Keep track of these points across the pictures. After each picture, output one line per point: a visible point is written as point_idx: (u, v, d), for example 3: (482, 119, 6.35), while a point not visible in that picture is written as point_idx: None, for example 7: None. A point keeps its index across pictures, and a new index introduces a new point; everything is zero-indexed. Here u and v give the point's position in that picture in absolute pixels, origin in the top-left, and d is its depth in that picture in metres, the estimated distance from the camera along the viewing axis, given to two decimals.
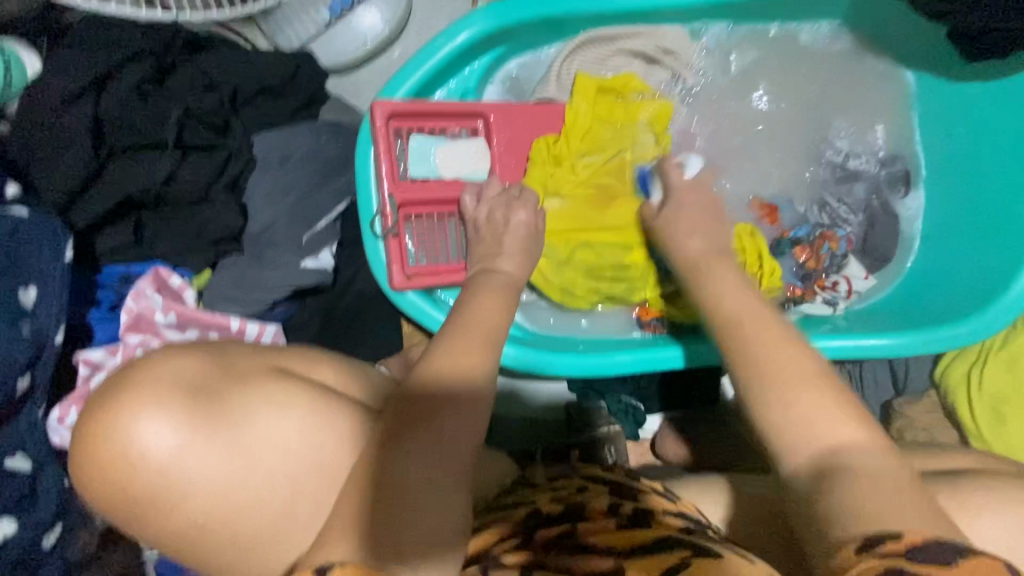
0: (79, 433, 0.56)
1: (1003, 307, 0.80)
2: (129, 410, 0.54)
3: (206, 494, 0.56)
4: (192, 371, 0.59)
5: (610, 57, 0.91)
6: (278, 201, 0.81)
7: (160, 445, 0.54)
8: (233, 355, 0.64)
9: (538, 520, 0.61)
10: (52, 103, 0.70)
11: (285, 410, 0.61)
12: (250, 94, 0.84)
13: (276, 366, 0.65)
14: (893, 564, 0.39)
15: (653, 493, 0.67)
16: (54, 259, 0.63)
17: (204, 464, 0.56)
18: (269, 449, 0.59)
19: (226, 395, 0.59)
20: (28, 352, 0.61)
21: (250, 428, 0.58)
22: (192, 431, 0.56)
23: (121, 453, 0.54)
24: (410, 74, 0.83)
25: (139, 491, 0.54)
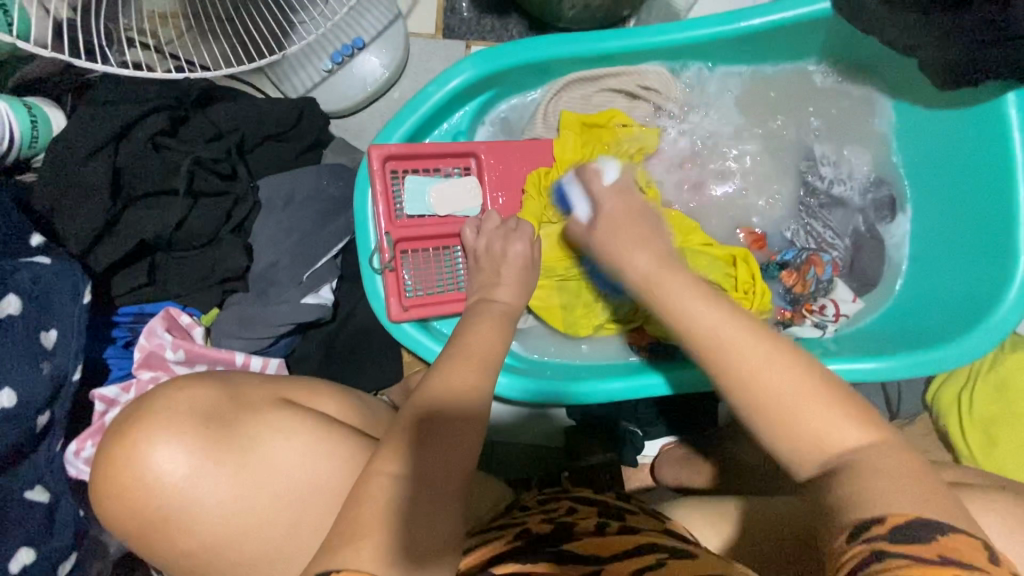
0: (99, 463, 0.60)
1: (990, 329, 0.80)
2: (141, 440, 0.59)
3: (221, 514, 0.60)
4: (204, 401, 0.63)
5: (594, 95, 0.95)
6: (280, 241, 0.85)
7: (173, 470, 0.59)
8: (238, 392, 0.66)
9: (526, 539, 0.63)
10: (77, 159, 0.77)
11: (289, 437, 0.64)
12: (256, 141, 0.90)
13: (282, 398, 0.68)
14: (875, 551, 0.39)
15: (641, 515, 0.69)
16: (74, 302, 0.68)
17: (215, 487, 0.60)
18: (276, 472, 0.63)
19: (237, 424, 0.63)
20: (47, 391, 0.65)
21: (254, 456, 0.62)
22: (201, 461, 0.60)
23: (135, 476, 0.58)
24: (405, 118, 0.87)
25: (154, 513, 0.58)
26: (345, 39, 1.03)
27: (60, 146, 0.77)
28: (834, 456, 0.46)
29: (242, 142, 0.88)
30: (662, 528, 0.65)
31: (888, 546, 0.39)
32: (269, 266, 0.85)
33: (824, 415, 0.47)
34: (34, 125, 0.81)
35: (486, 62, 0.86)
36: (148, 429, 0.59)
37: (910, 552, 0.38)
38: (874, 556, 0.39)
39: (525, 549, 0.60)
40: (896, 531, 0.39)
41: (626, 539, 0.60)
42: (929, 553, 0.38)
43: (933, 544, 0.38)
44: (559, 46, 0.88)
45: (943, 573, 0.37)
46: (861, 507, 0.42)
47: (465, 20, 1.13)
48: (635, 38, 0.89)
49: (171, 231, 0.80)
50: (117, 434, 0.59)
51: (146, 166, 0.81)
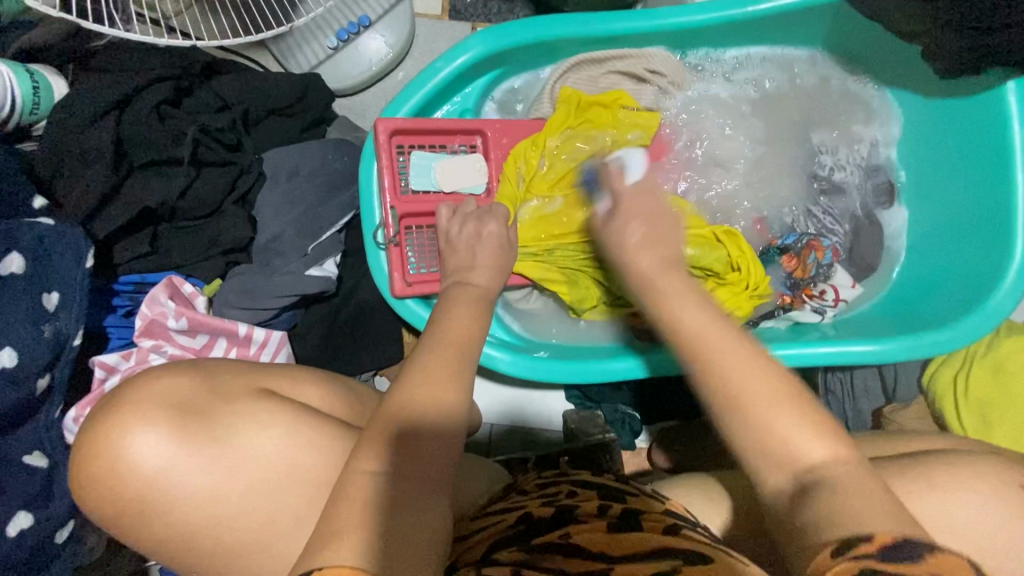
0: (78, 452, 0.58)
1: (986, 313, 0.82)
2: (117, 429, 0.57)
3: (216, 486, 0.59)
4: (178, 393, 0.61)
5: (601, 77, 0.95)
6: (284, 213, 0.84)
7: (150, 458, 0.57)
8: (220, 377, 0.65)
9: (527, 524, 0.63)
10: (79, 124, 0.76)
11: (267, 430, 0.62)
12: (261, 114, 0.89)
13: (261, 389, 0.66)
14: (867, 566, 0.38)
15: (642, 496, 0.68)
16: (77, 266, 0.66)
17: (190, 477, 0.58)
18: (277, 441, 0.61)
19: (214, 414, 0.61)
20: (49, 352, 0.64)
21: (245, 431, 0.61)
22: (191, 432, 0.59)
23: (111, 469, 0.56)
24: (412, 93, 0.87)
25: (131, 502, 0.57)
26: (351, 17, 1.03)
27: (63, 110, 0.76)
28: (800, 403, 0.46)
29: (247, 115, 0.88)
30: (663, 510, 0.65)
31: (877, 564, 0.38)
32: (273, 239, 0.84)
33: (793, 412, 0.49)
34: (36, 90, 0.80)
35: (493, 39, 0.86)
36: (133, 416, 0.58)
37: (901, 570, 0.37)
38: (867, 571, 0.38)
39: (528, 533, 0.61)
40: (886, 551, 0.39)
41: (639, 536, 0.58)
42: (917, 573, 0.37)
43: (922, 563, 0.38)
44: (566, 25, 0.87)
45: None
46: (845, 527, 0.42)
47: (471, 2, 1.13)
48: (642, 20, 0.89)
49: (175, 199, 0.79)
50: (100, 417, 0.58)
51: (150, 134, 0.80)
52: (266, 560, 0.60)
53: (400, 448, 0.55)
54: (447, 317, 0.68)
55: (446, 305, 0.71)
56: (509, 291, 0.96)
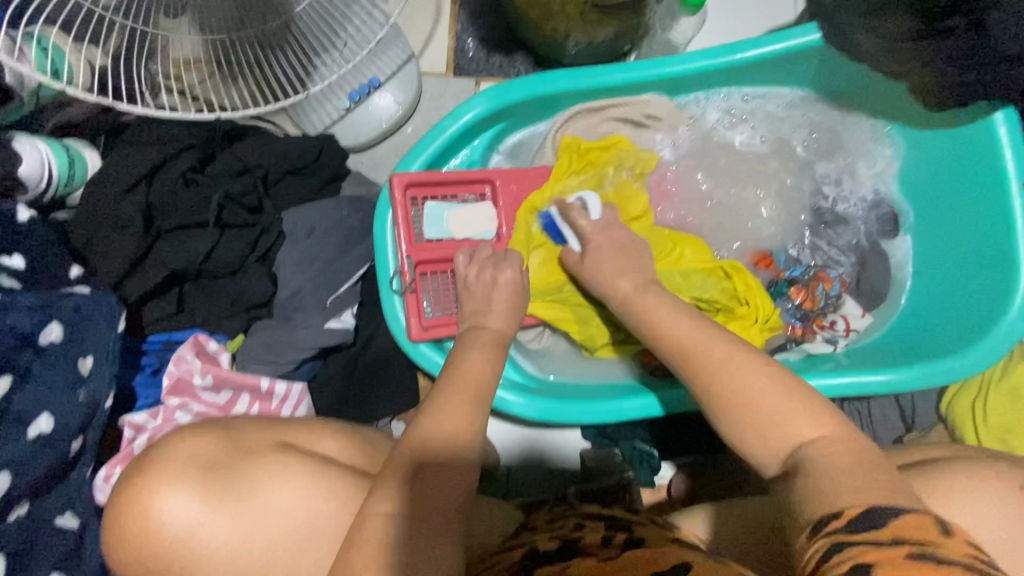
0: (111, 510, 0.61)
1: (998, 337, 0.82)
2: (148, 488, 0.59)
3: (244, 541, 0.60)
4: (204, 450, 0.63)
5: (599, 125, 1.00)
6: (304, 268, 0.88)
7: (177, 517, 0.59)
8: (244, 429, 0.67)
9: (534, 559, 0.63)
10: (110, 196, 0.82)
11: (288, 481, 0.63)
12: (280, 175, 0.94)
13: (280, 441, 0.67)
14: (834, 538, 0.42)
15: (649, 526, 0.70)
16: (110, 330, 0.70)
17: (216, 533, 0.60)
18: (289, 501, 0.62)
19: (236, 469, 0.63)
20: (82, 416, 0.67)
21: (269, 487, 0.62)
22: (217, 488, 0.61)
23: (142, 525, 0.59)
24: (422, 150, 0.91)
25: (159, 560, 0.59)
26: (362, 79, 1.09)
27: (97, 183, 0.82)
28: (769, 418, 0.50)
29: (266, 176, 0.93)
30: (672, 537, 0.66)
31: (843, 536, 0.42)
32: (294, 293, 0.87)
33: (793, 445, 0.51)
34: (71, 165, 0.86)
35: (496, 98, 0.91)
36: (167, 475, 0.60)
37: (866, 538, 0.41)
38: (832, 542, 0.42)
39: (531, 566, 0.61)
40: (851, 522, 0.43)
41: (628, 554, 0.59)
42: (880, 536, 0.41)
43: (887, 529, 0.41)
44: (564, 81, 0.92)
45: (896, 550, 0.40)
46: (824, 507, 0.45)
47: (473, 59, 1.20)
48: (638, 71, 0.93)
49: (200, 261, 0.83)
50: (131, 482, 0.60)
51: (177, 203, 0.86)
52: None
53: (427, 502, 0.56)
54: (465, 364, 0.70)
55: (464, 352, 0.73)
56: (522, 333, 0.98)
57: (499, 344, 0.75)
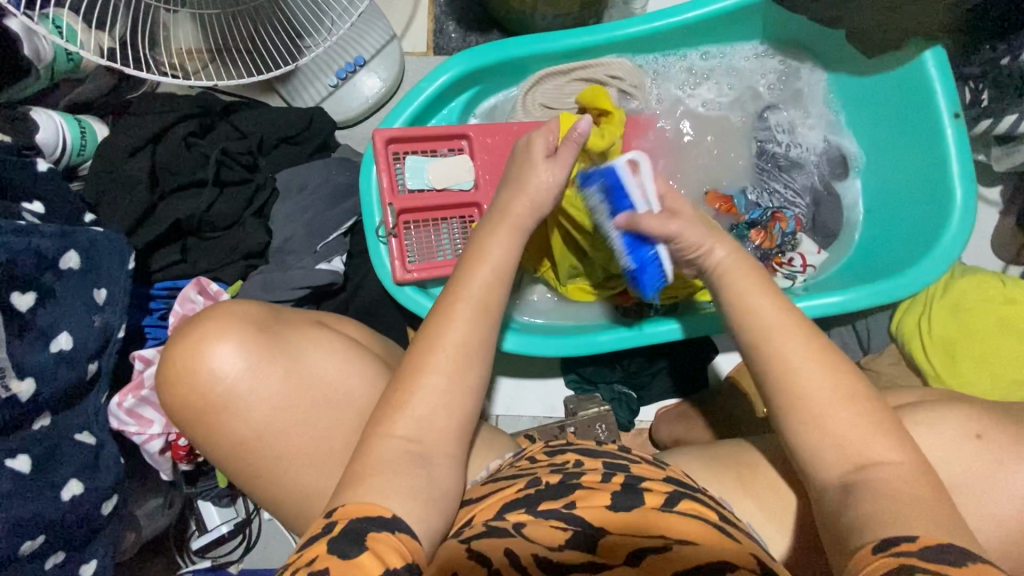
0: (168, 357, 0.68)
1: (937, 256, 0.89)
2: (207, 335, 0.67)
3: (277, 396, 0.68)
4: (253, 313, 0.72)
5: (567, 85, 1.07)
6: (296, 219, 0.95)
7: (229, 363, 0.67)
8: (282, 309, 0.76)
9: (536, 491, 0.67)
10: (123, 155, 0.91)
11: (328, 347, 0.72)
12: (274, 143, 1.02)
13: (317, 320, 0.76)
14: (907, 563, 0.49)
15: (644, 464, 0.74)
16: (122, 266, 0.77)
17: (264, 380, 0.67)
18: (316, 371, 0.70)
19: (281, 328, 0.71)
20: (98, 340, 0.75)
21: (310, 354, 0.70)
22: (266, 341, 0.69)
23: (199, 367, 0.66)
24: (402, 110, 1.00)
25: (211, 400, 0.67)
26: (348, 58, 1.18)
27: (111, 145, 0.91)
28: (852, 479, 0.57)
29: (261, 143, 1.01)
30: (665, 477, 0.71)
31: (919, 563, 0.48)
32: (286, 241, 0.95)
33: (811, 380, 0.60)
34: (84, 135, 0.95)
35: (468, 61, 1.00)
36: (219, 328, 0.68)
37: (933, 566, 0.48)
38: (905, 567, 0.48)
39: (535, 499, 0.66)
40: (924, 552, 0.49)
41: (638, 512, 0.64)
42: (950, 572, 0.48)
43: (961, 566, 0.48)
44: (529, 44, 1.01)
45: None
46: (894, 530, 0.52)
47: (452, 39, 1.29)
48: (599, 33, 1.02)
49: (202, 212, 0.91)
50: (183, 330, 0.68)
51: (179, 162, 0.93)
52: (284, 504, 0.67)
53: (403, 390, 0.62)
54: None
55: None
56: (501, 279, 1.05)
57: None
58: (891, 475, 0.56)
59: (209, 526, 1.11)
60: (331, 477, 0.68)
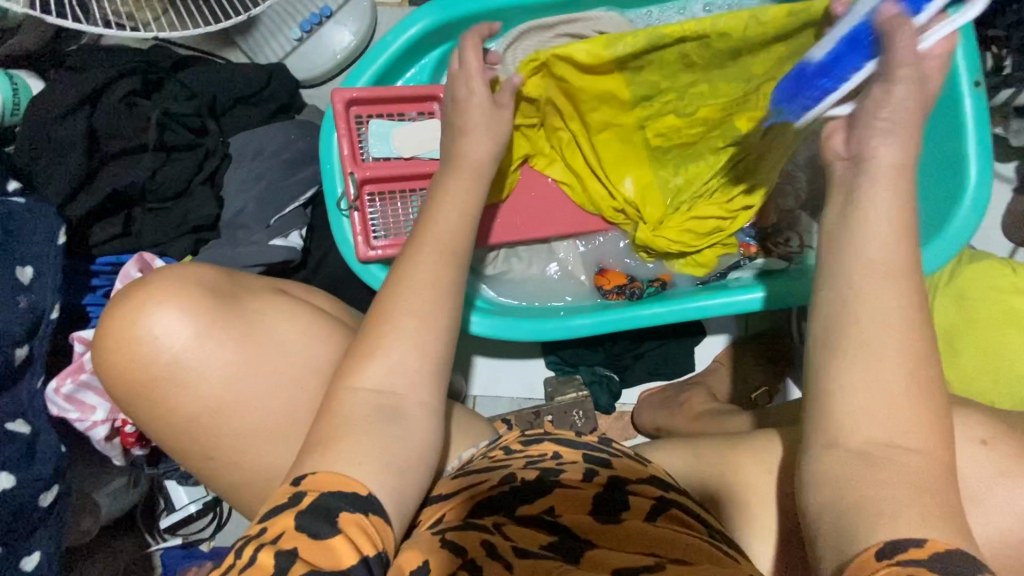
0: (110, 318, 0.61)
1: (946, 241, 0.82)
2: (146, 304, 0.60)
3: (233, 367, 0.61)
4: (206, 278, 0.65)
5: (551, 42, 0.97)
6: (248, 189, 0.87)
7: (173, 334, 0.60)
8: (241, 276, 0.69)
9: (512, 486, 0.63)
10: (55, 115, 0.82)
11: (289, 322, 0.65)
12: (228, 104, 0.94)
13: (277, 288, 0.70)
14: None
15: (626, 459, 0.69)
16: (50, 241, 0.72)
17: (214, 356, 0.61)
18: (273, 346, 0.63)
19: (237, 300, 0.64)
20: (22, 325, 0.69)
21: (270, 321, 0.64)
22: (218, 311, 0.62)
23: (140, 340, 0.59)
24: (367, 68, 0.91)
25: (156, 372, 0.60)
26: (313, 9, 1.08)
27: (43, 103, 0.82)
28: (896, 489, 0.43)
29: (215, 103, 0.92)
30: (645, 478, 0.67)
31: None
32: (237, 213, 0.87)
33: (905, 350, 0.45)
34: (15, 94, 0.86)
35: (439, 12, 0.89)
36: (169, 289, 0.61)
37: None
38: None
39: (514, 499, 0.62)
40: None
41: (622, 526, 0.61)
42: None
43: None
44: None
45: None
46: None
47: None
48: None
49: (144, 180, 0.83)
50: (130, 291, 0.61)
51: (119, 123, 0.85)
52: None
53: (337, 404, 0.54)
54: None
55: None
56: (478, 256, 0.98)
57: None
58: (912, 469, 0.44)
59: (178, 505, 1.09)
60: (275, 476, 0.63)
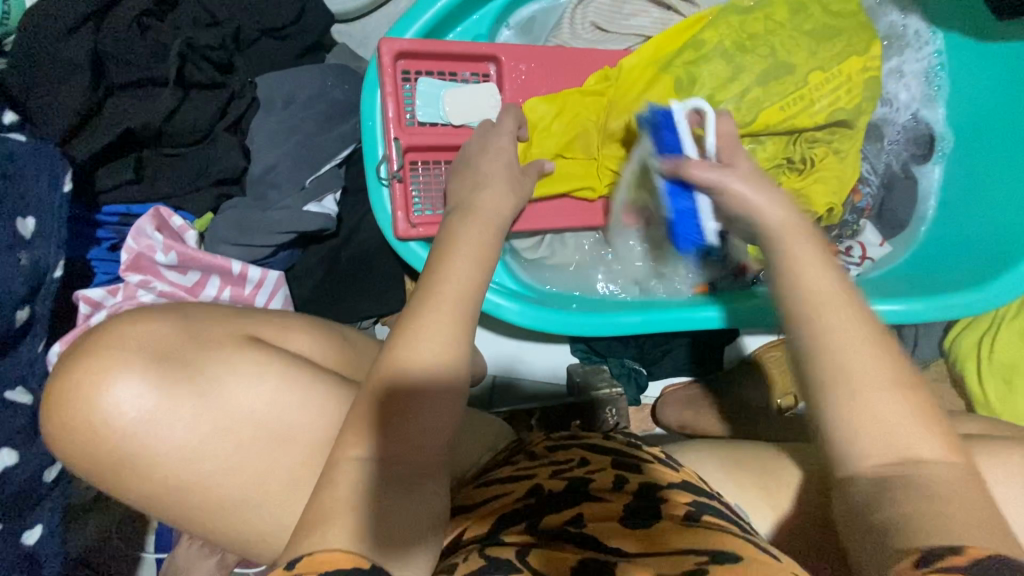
0: (51, 398, 0.53)
1: (1021, 272, 0.77)
2: (92, 377, 0.51)
3: (193, 437, 0.54)
4: (156, 338, 0.55)
5: (626, 3, 0.87)
6: (280, 142, 0.77)
7: (127, 409, 0.52)
8: (202, 321, 0.60)
9: (538, 498, 0.56)
10: (51, 33, 0.68)
11: (253, 381, 0.57)
12: (253, 36, 0.81)
13: (248, 335, 0.61)
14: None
15: (655, 464, 0.61)
16: (54, 189, 0.62)
17: (172, 430, 0.53)
18: (232, 413, 0.55)
19: (192, 363, 0.55)
20: (26, 284, 0.60)
21: (231, 384, 0.56)
22: (172, 377, 0.54)
23: (85, 419, 0.51)
24: (420, 14, 0.79)
25: (107, 457, 0.52)
26: None
27: (36, 14, 0.67)
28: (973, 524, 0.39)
29: (239, 32, 0.80)
30: (678, 483, 0.58)
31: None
32: (268, 169, 0.77)
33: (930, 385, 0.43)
34: None
35: None
36: (108, 358, 0.52)
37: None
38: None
39: (537, 512, 0.54)
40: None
41: (656, 531, 0.50)
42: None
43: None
44: None
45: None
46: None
47: None
48: None
49: (161, 122, 0.72)
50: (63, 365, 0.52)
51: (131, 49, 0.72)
52: (249, 522, 0.56)
53: (394, 426, 0.48)
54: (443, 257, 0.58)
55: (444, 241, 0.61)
56: (519, 240, 0.91)
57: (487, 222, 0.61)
58: (946, 474, 0.39)
59: None
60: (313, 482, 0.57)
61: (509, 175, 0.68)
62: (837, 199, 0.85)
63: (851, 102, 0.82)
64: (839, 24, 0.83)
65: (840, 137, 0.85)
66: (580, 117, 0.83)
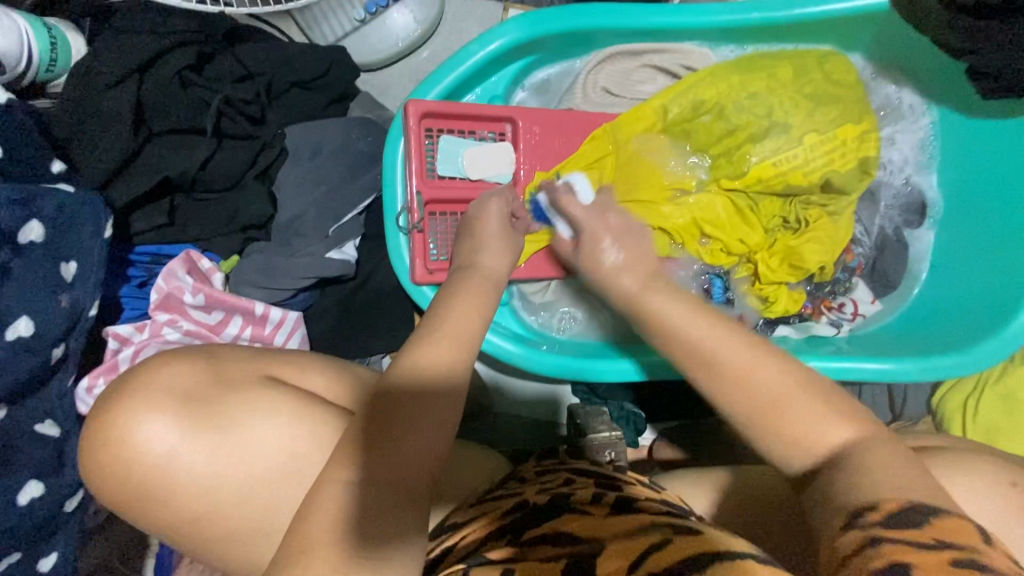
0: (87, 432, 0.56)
1: (1005, 338, 0.81)
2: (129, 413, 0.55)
3: (209, 470, 0.55)
4: (186, 377, 0.58)
5: (635, 71, 0.93)
6: (306, 193, 0.82)
7: (158, 443, 0.54)
8: (228, 360, 0.61)
9: (524, 512, 0.57)
10: (98, 85, 0.73)
11: (272, 415, 0.58)
12: (283, 88, 0.85)
13: (267, 375, 0.62)
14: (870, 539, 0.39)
15: (638, 485, 0.61)
16: (95, 236, 0.66)
17: (195, 464, 0.55)
18: (253, 451, 0.57)
19: (218, 403, 0.57)
20: (64, 323, 0.64)
21: (247, 418, 0.57)
22: (200, 417, 0.56)
23: (119, 452, 0.54)
24: (442, 77, 0.85)
25: (134, 488, 0.55)
26: None
27: (86, 71, 0.73)
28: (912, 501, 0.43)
29: (270, 85, 0.85)
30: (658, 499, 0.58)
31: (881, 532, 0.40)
32: (294, 218, 0.82)
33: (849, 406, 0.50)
34: (54, 47, 0.73)
35: (528, 27, 0.83)
36: (144, 397, 0.55)
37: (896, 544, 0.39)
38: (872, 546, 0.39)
39: (521, 523, 0.56)
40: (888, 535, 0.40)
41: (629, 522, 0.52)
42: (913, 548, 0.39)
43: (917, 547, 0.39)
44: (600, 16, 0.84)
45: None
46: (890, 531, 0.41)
47: None
48: (682, 15, 0.85)
49: (195, 171, 0.77)
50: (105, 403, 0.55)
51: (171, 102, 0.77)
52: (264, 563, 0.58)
53: (405, 486, 0.49)
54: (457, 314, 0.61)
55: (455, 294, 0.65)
56: (527, 284, 0.94)
57: (490, 281, 0.66)
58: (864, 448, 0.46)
59: None
60: None
61: (505, 235, 0.72)
62: (828, 257, 0.88)
63: (844, 166, 0.88)
64: (837, 94, 0.90)
65: (836, 201, 0.89)
66: (589, 173, 0.88)
